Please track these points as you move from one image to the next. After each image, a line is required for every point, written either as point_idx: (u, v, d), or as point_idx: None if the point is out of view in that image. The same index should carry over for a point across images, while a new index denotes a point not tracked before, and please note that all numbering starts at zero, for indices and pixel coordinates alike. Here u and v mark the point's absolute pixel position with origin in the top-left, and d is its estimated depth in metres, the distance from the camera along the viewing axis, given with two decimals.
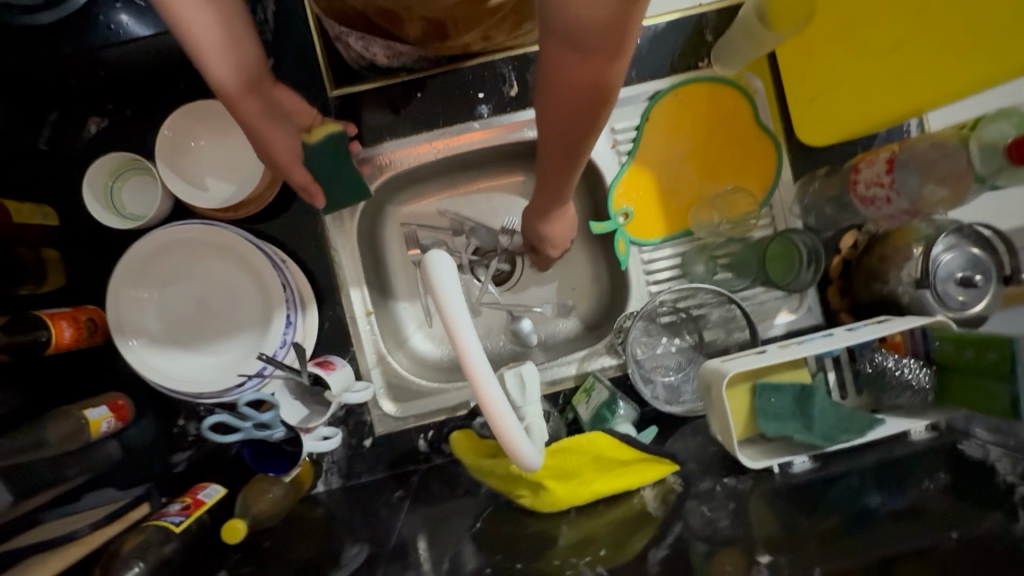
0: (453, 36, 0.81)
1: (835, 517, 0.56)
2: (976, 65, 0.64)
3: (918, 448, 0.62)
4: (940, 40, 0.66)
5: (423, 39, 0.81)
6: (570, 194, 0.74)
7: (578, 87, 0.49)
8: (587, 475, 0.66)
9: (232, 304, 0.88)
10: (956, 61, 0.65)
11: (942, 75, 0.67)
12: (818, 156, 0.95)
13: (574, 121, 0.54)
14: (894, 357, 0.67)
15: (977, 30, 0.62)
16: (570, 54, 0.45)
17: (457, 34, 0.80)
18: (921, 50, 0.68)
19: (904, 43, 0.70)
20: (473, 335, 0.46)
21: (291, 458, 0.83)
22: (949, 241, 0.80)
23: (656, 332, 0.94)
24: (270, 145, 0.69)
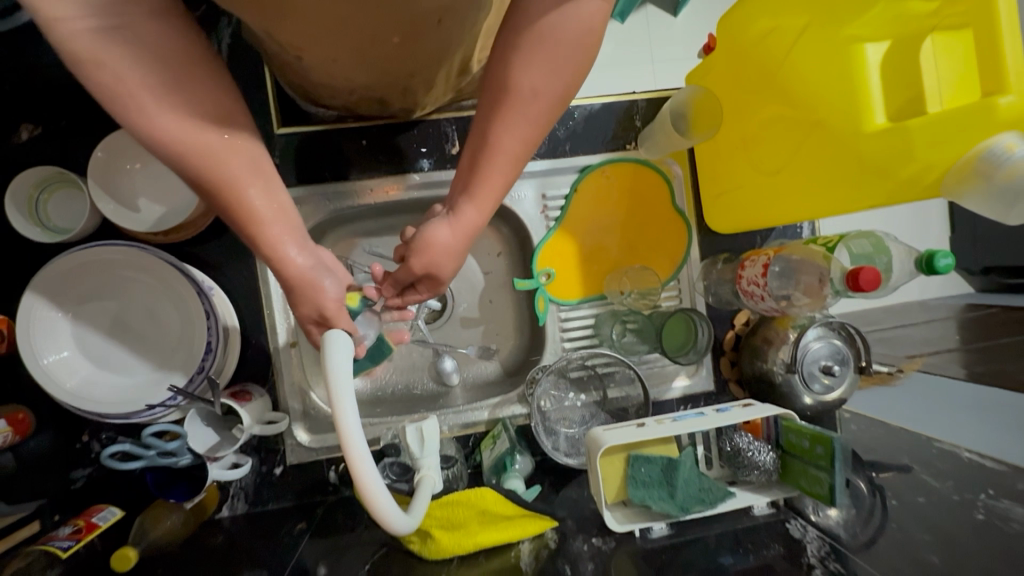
0: (427, 105, 0.91)
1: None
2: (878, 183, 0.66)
3: (758, 521, 0.74)
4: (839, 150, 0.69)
5: (407, 112, 0.94)
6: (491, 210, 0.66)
7: (560, 40, 0.55)
8: (472, 527, 0.72)
9: (156, 325, 0.90)
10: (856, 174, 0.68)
11: (846, 185, 0.70)
12: (723, 241, 1.06)
13: (548, 79, 0.57)
14: (749, 439, 0.78)
15: (866, 146, 0.66)
16: None
17: (436, 100, 0.91)
18: (823, 160, 0.71)
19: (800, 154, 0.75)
20: (350, 405, 0.50)
21: (195, 485, 0.85)
22: (819, 332, 0.92)
23: (564, 386, 1.01)
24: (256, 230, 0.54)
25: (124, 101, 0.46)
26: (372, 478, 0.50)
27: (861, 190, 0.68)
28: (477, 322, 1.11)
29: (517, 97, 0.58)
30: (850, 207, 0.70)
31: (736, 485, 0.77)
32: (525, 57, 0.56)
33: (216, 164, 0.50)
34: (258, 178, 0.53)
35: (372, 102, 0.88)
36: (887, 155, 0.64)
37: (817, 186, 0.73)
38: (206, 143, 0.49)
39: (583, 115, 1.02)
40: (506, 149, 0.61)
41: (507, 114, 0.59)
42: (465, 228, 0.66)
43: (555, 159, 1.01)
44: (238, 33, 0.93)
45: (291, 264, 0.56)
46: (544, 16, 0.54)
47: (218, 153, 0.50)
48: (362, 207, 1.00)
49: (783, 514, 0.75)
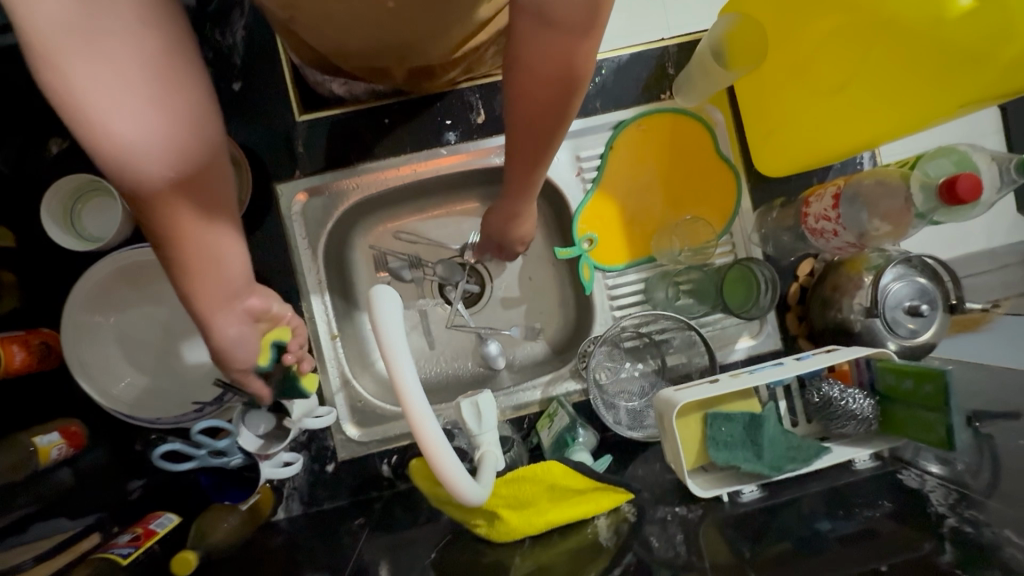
0: (434, 77, 0.89)
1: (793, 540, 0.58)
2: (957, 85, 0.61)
3: (863, 476, 0.66)
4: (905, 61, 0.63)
5: (412, 82, 0.90)
6: (534, 192, 0.76)
7: (543, 72, 0.55)
8: (542, 505, 0.66)
9: (197, 326, 0.87)
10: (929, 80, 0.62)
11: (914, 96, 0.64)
12: (776, 186, 0.98)
13: (547, 98, 0.58)
14: (840, 387, 0.69)
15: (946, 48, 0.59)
16: (537, 34, 0.52)
17: (445, 72, 0.88)
18: (893, 71, 0.65)
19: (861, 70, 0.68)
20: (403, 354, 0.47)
21: (247, 487, 0.81)
22: (897, 272, 0.83)
23: (619, 357, 0.95)
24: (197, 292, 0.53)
25: (65, 99, 0.42)
26: (437, 438, 0.47)
27: (933, 103, 0.63)
28: (518, 301, 1.06)
29: (541, 124, 0.61)
30: (929, 115, 0.65)
31: (831, 441, 0.69)
32: (538, 94, 0.58)
33: (168, 217, 0.49)
34: (210, 233, 0.52)
35: (372, 72, 0.85)
36: (969, 48, 0.58)
37: (888, 99, 0.67)
38: (159, 192, 0.47)
39: (612, 68, 0.96)
40: (529, 149, 0.66)
41: (535, 133, 0.63)
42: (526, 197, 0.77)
43: (586, 118, 0.96)
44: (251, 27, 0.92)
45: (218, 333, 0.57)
46: (534, 55, 0.54)
47: (170, 200, 0.48)
48: (391, 189, 0.97)
49: (890, 467, 0.67)
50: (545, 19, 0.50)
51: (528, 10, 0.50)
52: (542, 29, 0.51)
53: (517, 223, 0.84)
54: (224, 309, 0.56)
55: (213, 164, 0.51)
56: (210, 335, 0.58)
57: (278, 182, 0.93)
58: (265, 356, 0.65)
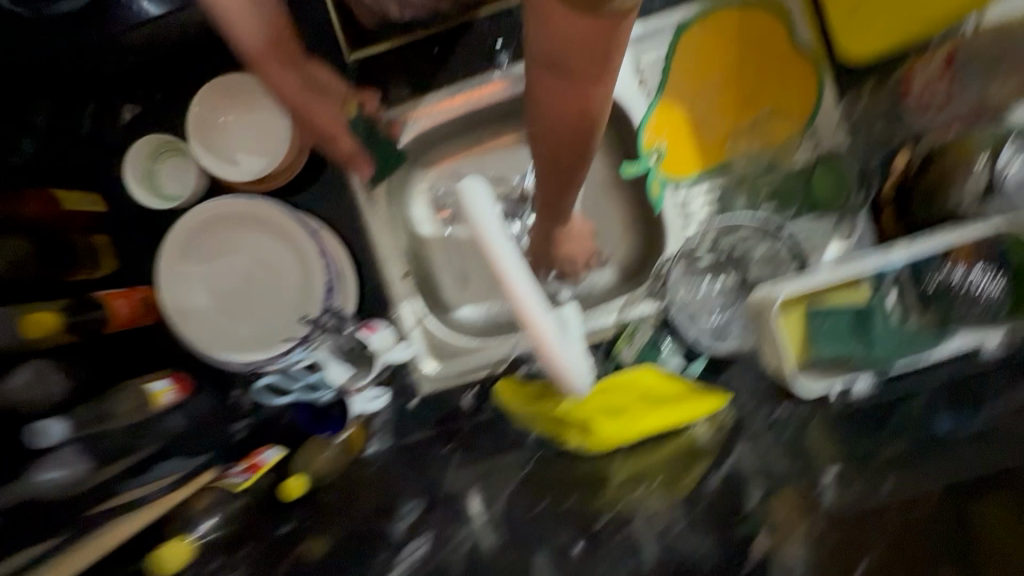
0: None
1: None
2: None
3: (989, 366, 0.60)
4: None
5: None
6: (569, 211, 0.77)
7: (562, 126, 0.54)
8: (635, 412, 0.65)
9: (276, 275, 0.91)
10: None
11: None
12: (862, 74, 0.89)
13: (569, 148, 0.58)
14: (962, 270, 0.62)
15: None
16: (551, 82, 0.50)
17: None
18: None
19: None
20: (507, 247, 0.46)
21: (342, 419, 0.89)
22: (1018, 146, 0.74)
23: (697, 273, 0.91)
24: (310, 113, 0.78)
25: (223, 15, 0.66)
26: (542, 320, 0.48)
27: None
28: None
29: (563, 158, 0.60)
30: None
31: (954, 329, 0.62)
32: (560, 138, 0.56)
33: (265, 67, 0.71)
34: (282, 69, 0.72)
35: None
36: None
37: None
38: (261, 56, 0.70)
39: None
40: (558, 182, 0.66)
41: (562, 172, 0.63)
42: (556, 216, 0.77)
43: (646, 21, 0.89)
44: None
45: (319, 126, 0.79)
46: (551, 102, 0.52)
47: (273, 63, 0.71)
48: (447, 123, 0.96)
49: None
50: (556, 65, 0.48)
51: (540, 61, 0.49)
52: (556, 76, 0.49)
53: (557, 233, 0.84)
54: (328, 117, 0.80)
55: (276, 13, 0.70)
56: (332, 143, 0.81)
57: None
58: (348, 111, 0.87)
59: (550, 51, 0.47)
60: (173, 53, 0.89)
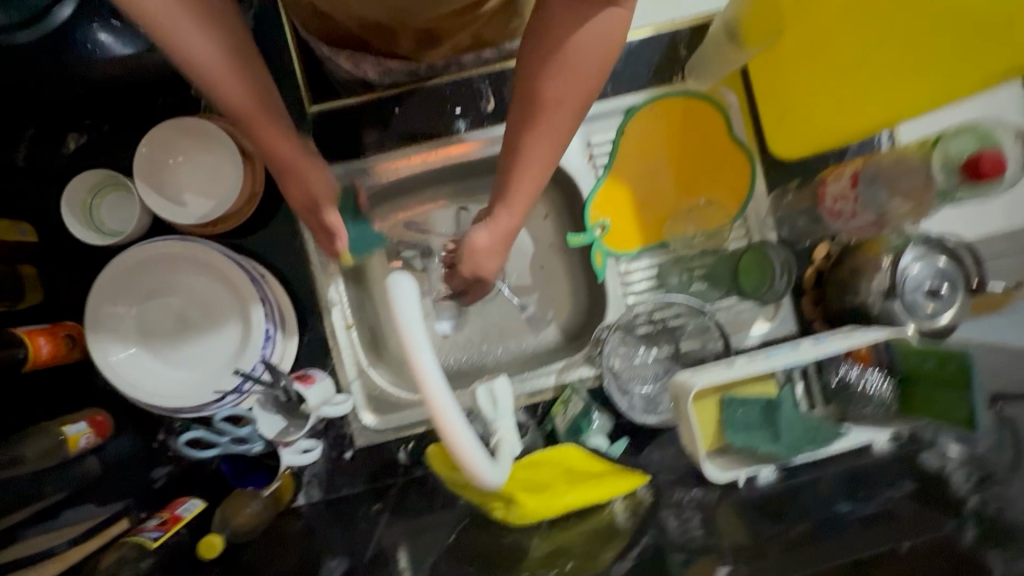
0: (436, 46, 0.84)
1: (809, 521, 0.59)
2: (980, 63, 0.61)
3: (881, 459, 0.66)
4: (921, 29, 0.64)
5: (417, 52, 0.84)
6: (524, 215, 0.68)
7: (571, 70, 0.56)
8: (559, 487, 0.68)
9: (214, 318, 0.89)
10: (949, 58, 0.63)
11: (941, 65, 0.64)
12: (790, 169, 0.97)
13: (566, 108, 0.58)
14: (858, 369, 0.69)
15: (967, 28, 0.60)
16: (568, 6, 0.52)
17: (447, 40, 0.82)
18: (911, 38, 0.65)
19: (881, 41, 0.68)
20: (430, 361, 0.48)
21: (271, 472, 0.84)
22: (918, 252, 0.82)
23: (633, 343, 0.95)
24: (304, 181, 0.65)
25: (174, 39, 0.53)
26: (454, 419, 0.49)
27: (965, 77, 0.62)
28: (530, 289, 1.06)
29: (563, 115, 0.59)
30: (946, 92, 0.65)
31: (849, 422, 0.69)
32: (567, 88, 0.57)
33: (252, 126, 0.60)
34: (283, 130, 0.62)
35: (378, 35, 0.79)
36: (995, 21, 0.58)
37: (902, 80, 0.68)
38: (253, 110, 0.59)
39: (623, 51, 0.95)
40: (536, 161, 0.62)
41: (542, 137, 0.60)
42: (501, 230, 0.68)
43: (598, 103, 0.95)
44: (263, 19, 0.93)
45: (305, 174, 0.64)
46: (572, 29, 0.53)
47: (257, 115, 0.59)
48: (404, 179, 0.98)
49: (909, 448, 0.66)
50: None
51: None
52: None
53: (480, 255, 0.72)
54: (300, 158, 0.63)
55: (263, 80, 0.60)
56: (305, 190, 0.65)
57: None
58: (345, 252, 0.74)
59: None
60: (127, 88, 0.88)
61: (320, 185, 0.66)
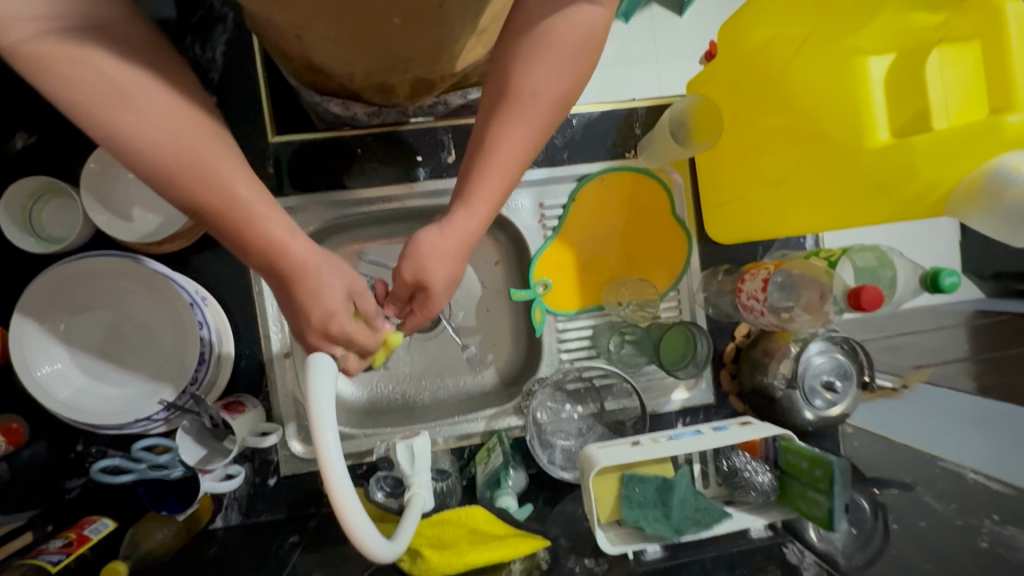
0: (432, 89, 0.88)
1: None
2: (884, 199, 0.63)
3: (754, 544, 0.72)
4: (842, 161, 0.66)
5: (413, 97, 0.89)
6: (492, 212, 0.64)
7: (548, 61, 0.57)
8: (462, 546, 0.71)
9: (148, 337, 0.89)
10: (858, 190, 0.65)
11: (856, 197, 0.66)
12: (724, 251, 1.04)
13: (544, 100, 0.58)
14: (747, 459, 0.78)
15: (867, 168, 0.63)
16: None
17: (441, 84, 0.88)
18: (830, 163, 0.68)
19: (804, 159, 0.72)
20: (333, 439, 0.51)
21: (188, 496, 0.85)
22: (821, 346, 0.91)
23: (561, 399, 1.00)
24: (308, 284, 0.54)
25: (106, 110, 0.45)
26: (344, 490, 0.50)
27: (891, 200, 0.62)
28: (474, 331, 1.10)
29: (542, 108, 0.59)
30: (855, 219, 0.67)
31: (733, 505, 0.75)
32: (545, 73, 0.57)
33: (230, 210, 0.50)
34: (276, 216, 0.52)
35: (374, 91, 0.86)
36: (894, 170, 0.61)
37: (819, 203, 0.71)
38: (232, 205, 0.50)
39: (583, 123, 1.00)
40: (510, 154, 0.60)
41: (515, 122, 0.59)
42: (455, 231, 0.63)
43: (553, 168, 1.00)
44: (235, 43, 0.94)
45: (293, 257, 0.53)
46: (548, 16, 0.56)
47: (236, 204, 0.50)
48: (359, 215, 0.99)
49: (779, 538, 0.72)
50: None
51: None
52: None
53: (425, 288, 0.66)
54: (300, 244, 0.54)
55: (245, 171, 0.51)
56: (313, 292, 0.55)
57: None
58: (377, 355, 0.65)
59: None
60: None
61: (336, 283, 0.56)
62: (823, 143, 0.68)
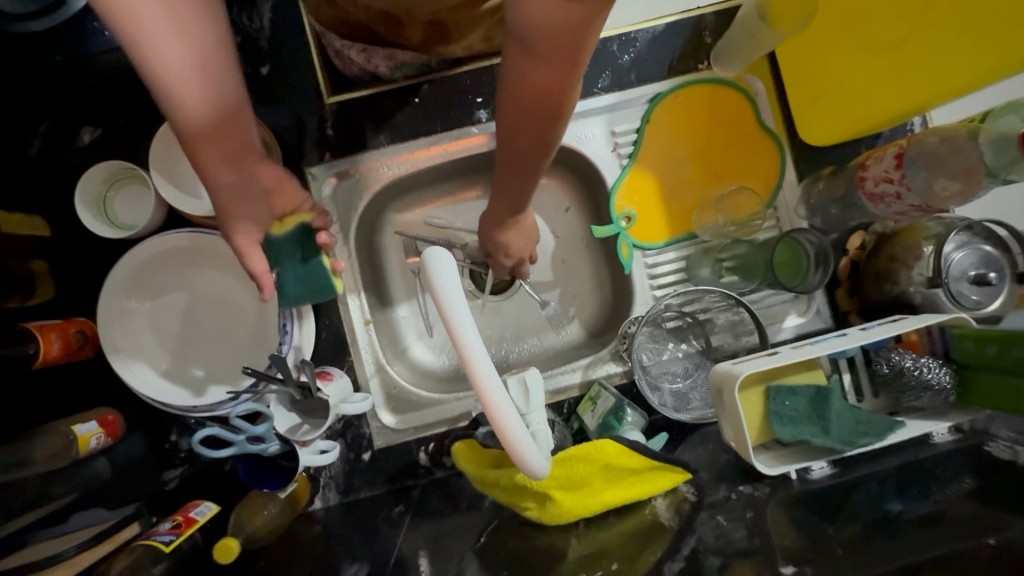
0: (450, 41, 0.85)
1: (857, 524, 0.58)
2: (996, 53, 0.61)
3: (941, 451, 0.63)
4: (945, 30, 0.64)
5: (424, 44, 0.85)
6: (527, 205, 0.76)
7: (528, 129, 0.58)
8: (597, 485, 0.63)
9: (228, 316, 0.87)
10: (972, 47, 0.62)
11: (971, 54, 0.63)
12: (822, 157, 0.94)
13: (533, 143, 0.60)
14: (912, 358, 0.66)
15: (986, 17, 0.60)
16: (524, 72, 0.52)
17: (461, 36, 0.82)
18: (932, 36, 0.65)
19: (912, 36, 0.67)
20: (499, 388, 0.46)
21: (287, 475, 0.79)
22: (960, 239, 0.77)
23: (662, 338, 0.91)
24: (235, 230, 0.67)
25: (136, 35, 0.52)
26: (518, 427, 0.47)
27: (1007, 52, 0.60)
28: (552, 284, 1.03)
29: (533, 160, 0.63)
30: (1001, 66, 0.61)
31: (902, 414, 0.67)
32: (525, 131, 0.59)
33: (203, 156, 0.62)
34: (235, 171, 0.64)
35: (384, 24, 0.80)
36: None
37: (961, 50, 0.63)
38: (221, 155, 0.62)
39: (647, 39, 0.92)
40: (515, 176, 0.67)
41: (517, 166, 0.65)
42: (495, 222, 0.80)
43: (619, 92, 0.92)
44: (279, 7, 0.91)
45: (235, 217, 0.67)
46: (524, 89, 0.53)
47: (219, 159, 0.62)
48: (420, 171, 0.96)
49: (973, 439, 0.63)
50: (529, 49, 0.49)
51: (514, 36, 0.49)
52: (527, 60, 0.50)
53: (507, 229, 0.81)
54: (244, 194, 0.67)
55: (230, 119, 0.62)
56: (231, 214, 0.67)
57: (307, 164, 0.91)
58: (277, 227, 0.72)
59: (522, 28, 0.48)
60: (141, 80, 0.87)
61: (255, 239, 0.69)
62: (947, 5, 0.63)
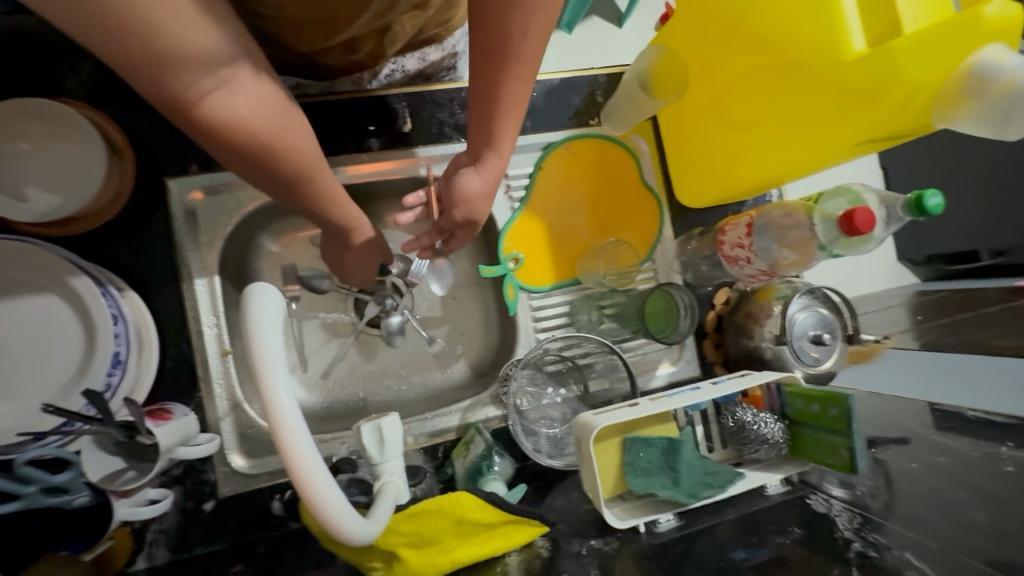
0: (394, 43, 0.82)
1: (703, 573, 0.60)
2: (828, 143, 0.68)
3: (774, 502, 0.71)
4: (793, 115, 0.70)
5: (374, 53, 0.83)
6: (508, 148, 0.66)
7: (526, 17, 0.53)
8: (447, 542, 0.61)
9: (43, 342, 0.73)
10: (811, 133, 0.69)
11: (809, 144, 0.70)
12: (696, 217, 1.01)
13: (533, 33, 0.54)
14: (753, 412, 0.71)
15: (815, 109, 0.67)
16: None
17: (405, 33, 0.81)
18: (780, 123, 0.72)
19: (761, 120, 0.75)
20: (312, 454, 0.43)
21: (95, 531, 0.68)
22: (803, 302, 0.86)
23: (542, 381, 0.91)
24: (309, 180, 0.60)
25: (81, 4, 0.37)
26: (327, 490, 0.43)
27: (835, 142, 0.67)
28: (440, 321, 1.00)
29: (525, 69, 0.58)
30: (831, 154, 0.69)
31: (744, 466, 0.72)
32: (522, 17, 0.53)
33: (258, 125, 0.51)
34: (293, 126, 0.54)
35: (338, 49, 0.79)
36: (854, 93, 0.63)
37: (796, 143, 0.71)
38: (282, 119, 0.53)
39: (543, 90, 0.95)
40: (514, 100, 0.60)
41: (507, 69, 0.57)
42: (492, 173, 0.67)
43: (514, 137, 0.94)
44: None
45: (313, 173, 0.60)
46: None
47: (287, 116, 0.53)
48: None
49: (798, 492, 0.72)
50: None
51: None
52: None
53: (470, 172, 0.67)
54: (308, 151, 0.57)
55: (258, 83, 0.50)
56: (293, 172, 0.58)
57: (168, 174, 0.82)
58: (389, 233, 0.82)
59: None
60: None
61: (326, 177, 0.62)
62: (787, 96, 0.70)
